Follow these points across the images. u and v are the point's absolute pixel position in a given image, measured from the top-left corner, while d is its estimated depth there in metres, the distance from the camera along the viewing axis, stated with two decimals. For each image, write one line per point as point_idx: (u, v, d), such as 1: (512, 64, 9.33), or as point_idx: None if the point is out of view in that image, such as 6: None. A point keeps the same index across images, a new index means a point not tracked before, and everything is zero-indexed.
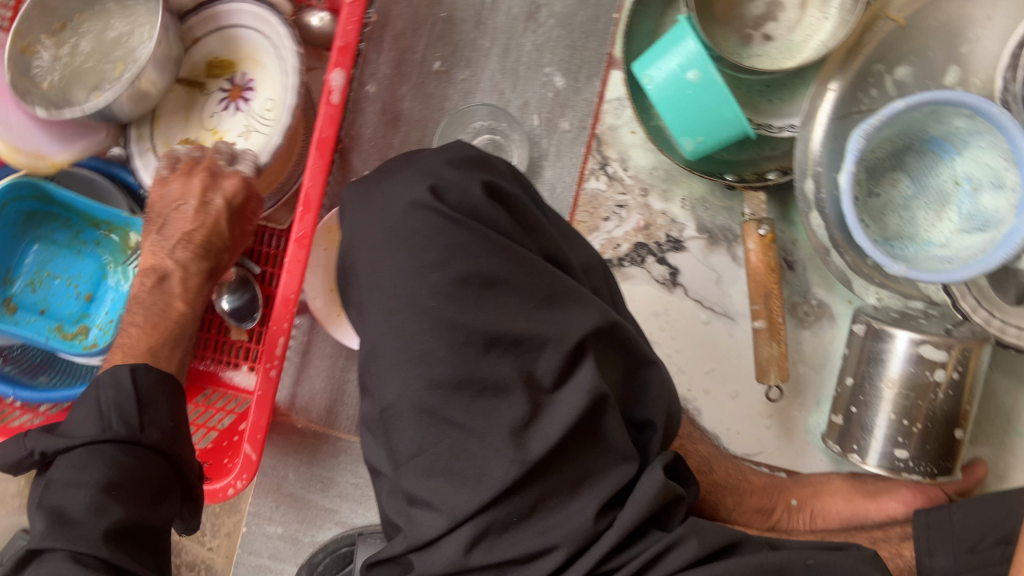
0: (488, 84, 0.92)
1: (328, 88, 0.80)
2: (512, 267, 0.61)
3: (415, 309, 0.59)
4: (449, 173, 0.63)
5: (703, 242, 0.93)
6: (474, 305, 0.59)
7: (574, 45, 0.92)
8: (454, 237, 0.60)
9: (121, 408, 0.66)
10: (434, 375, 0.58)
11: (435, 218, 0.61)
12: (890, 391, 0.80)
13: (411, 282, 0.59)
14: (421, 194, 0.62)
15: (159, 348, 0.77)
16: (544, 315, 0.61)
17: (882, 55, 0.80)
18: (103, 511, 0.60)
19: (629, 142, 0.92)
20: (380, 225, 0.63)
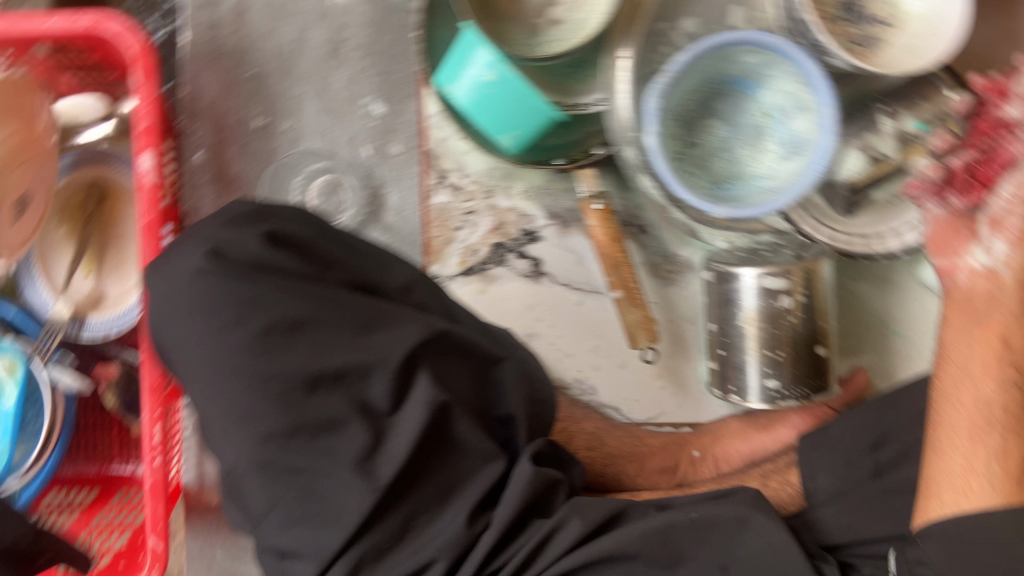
0: (312, 128, 0.93)
1: (139, 172, 0.82)
2: (320, 305, 0.63)
3: (230, 370, 0.59)
4: (232, 232, 0.64)
5: (556, 228, 0.95)
6: (286, 351, 0.60)
7: (383, 71, 0.93)
8: (255, 290, 0.61)
9: None
10: (263, 429, 0.58)
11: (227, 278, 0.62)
12: (749, 328, 0.83)
13: (218, 345, 0.60)
14: (202, 260, 0.62)
15: None
16: (364, 342, 0.63)
17: (664, 13, 0.83)
18: None
19: (460, 150, 0.94)
20: (174, 298, 0.62)
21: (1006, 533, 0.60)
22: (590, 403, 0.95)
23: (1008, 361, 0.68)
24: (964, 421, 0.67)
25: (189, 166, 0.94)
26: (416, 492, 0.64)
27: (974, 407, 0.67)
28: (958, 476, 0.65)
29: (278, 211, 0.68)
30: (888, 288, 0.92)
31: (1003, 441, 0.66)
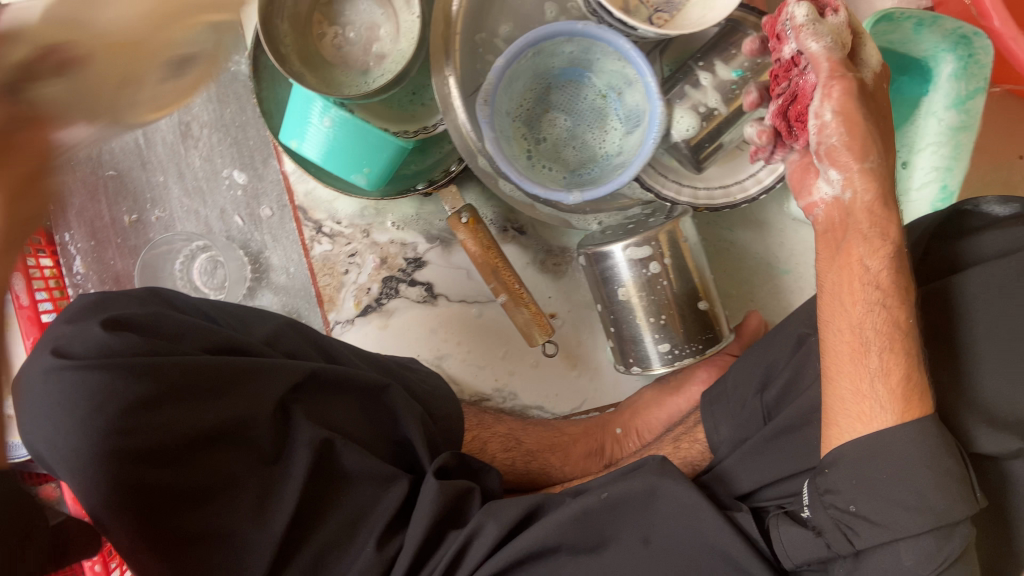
0: (182, 211, 0.96)
1: (14, 294, 0.85)
2: (174, 379, 0.60)
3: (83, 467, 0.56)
4: (69, 329, 0.62)
5: (438, 250, 0.97)
6: (143, 433, 0.58)
7: (236, 141, 0.96)
8: (101, 379, 0.58)
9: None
10: (143, 515, 0.58)
11: (74, 370, 0.59)
12: (630, 298, 0.84)
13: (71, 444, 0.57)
14: (47, 362, 0.60)
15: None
16: (230, 403, 0.62)
17: (478, 25, 0.86)
18: None
19: (329, 198, 0.96)
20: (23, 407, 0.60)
21: (902, 456, 0.56)
22: (513, 408, 0.96)
23: (871, 285, 0.60)
24: (844, 348, 0.61)
25: (73, 275, 0.96)
26: (321, 529, 0.66)
27: (850, 329, 0.61)
28: (850, 402, 0.60)
29: (114, 296, 0.67)
30: (763, 230, 0.95)
31: (881, 361, 0.59)
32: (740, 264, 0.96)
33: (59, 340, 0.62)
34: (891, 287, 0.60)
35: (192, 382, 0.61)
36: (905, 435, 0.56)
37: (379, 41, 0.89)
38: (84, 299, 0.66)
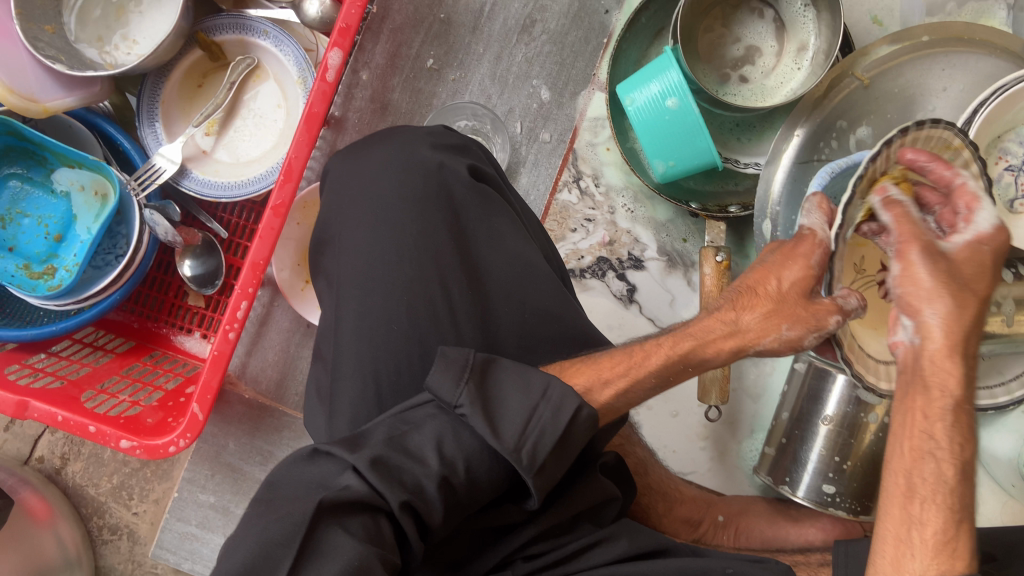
0: (477, 87, 0.96)
1: (324, 66, 0.82)
2: (500, 265, 0.64)
3: (386, 287, 0.60)
4: (427, 153, 0.63)
5: (661, 264, 0.97)
6: (459, 297, 0.61)
7: (562, 62, 0.96)
8: (427, 226, 0.61)
9: (546, 437, 0.55)
10: (403, 350, 0.60)
11: (426, 197, 0.62)
12: (825, 427, 0.86)
13: (391, 266, 0.60)
14: (415, 167, 0.63)
15: (381, 277, 0.61)
16: (522, 311, 0.64)
17: (844, 111, 0.86)
18: (470, 468, 0.55)
19: (603, 160, 0.96)
20: (365, 193, 0.63)
21: None
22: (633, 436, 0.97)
23: (933, 431, 0.53)
24: (893, 490, 0.54)
25: (352, 78, 0.96)
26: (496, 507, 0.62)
27: (902, 475, 0.54)
28: (888, 547, 0.53)
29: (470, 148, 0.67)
30: None
31: (925, 510, 0.52)
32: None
33: (426, 162, 0.63)
34: (949, 444, 0.53)
35: (507, 278, 0.63)
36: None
37: (750, 66, 0.90)
38: (448, 130, 0.67)
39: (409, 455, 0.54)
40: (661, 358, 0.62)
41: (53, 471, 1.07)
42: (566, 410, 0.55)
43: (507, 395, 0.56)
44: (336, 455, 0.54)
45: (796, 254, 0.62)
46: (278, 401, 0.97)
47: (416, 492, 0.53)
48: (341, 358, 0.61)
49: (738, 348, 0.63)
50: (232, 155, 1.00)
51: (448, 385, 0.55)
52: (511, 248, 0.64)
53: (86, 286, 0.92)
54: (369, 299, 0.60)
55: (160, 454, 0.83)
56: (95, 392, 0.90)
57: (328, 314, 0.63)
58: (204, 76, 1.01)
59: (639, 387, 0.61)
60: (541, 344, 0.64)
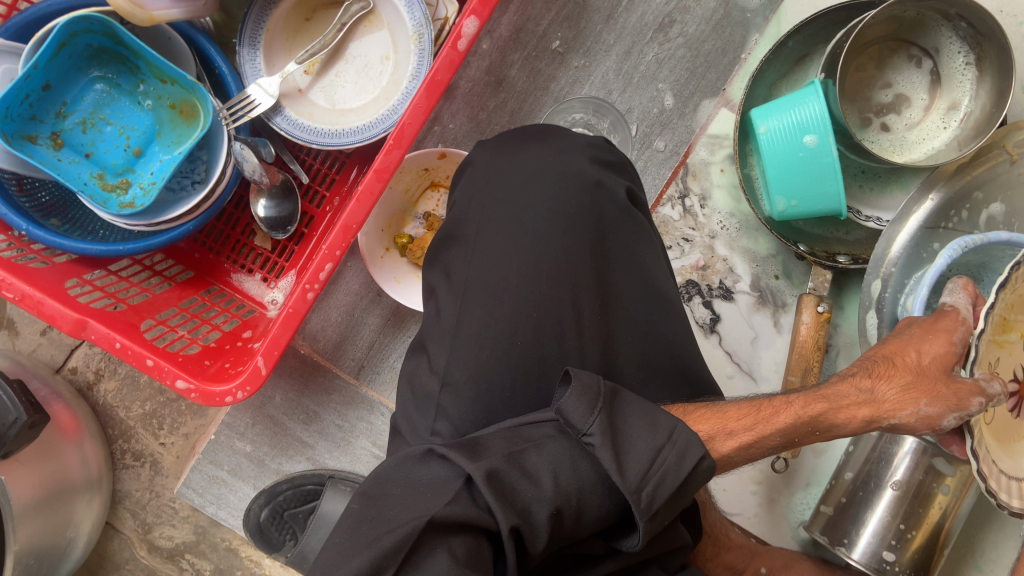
0: (599, 80, 0.91)
1: (458, 33, 0.78)
2: (634, 294, 0.64)
3: (519, 300, 0.60)
4: (582, 165, 0.63)
5: (751, 299, 0.93)
6: (590, 321, 0.61)
7: (693, 71, 0.91)
8: (573, 245, 0.61)
9: (667, 482, 0.55)
10: (526, 366, 0.60)
11: (575, 213, 0.61)
12: (892, 491, 0.83)
13: (527, 279, 0.60)
14: (569, 180, 0.62)
15: (515, 288, 0.60)
16: (642, 342, 0.64)
17: (984, 183, 0.80)
18: (582, 498, 0.55)
19: (715, 181, 0.92)
20: (512, 197, 0.62)
21: None
22: None
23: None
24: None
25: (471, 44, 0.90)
26: (584, 540, 0.61)
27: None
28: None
29: (621, 163, 0.66)
30: None
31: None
32: (969, 560, 0.88)
33: (584, 176, 0.62)
34: None
35: (635, 307, 0.64)
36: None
37: (895, 115, 0.85)
38: (598, 140, 0.65)
39: (524, 477, 0.54)
40: (791, 417, 0.62)
41: (85, 385, 1.03)
42: (689, 457, 0.56)
43: (633, 432, 0.57)
44: (456, 460, 0.54)
45: (938, 328, 0.65)
46: (334, 363, 0.94)
47: (524, 514, 0.53)
48: (454, 362, 0.61)
49: (872, 418, 0.63)
50: (330, 100, 0.95)
51: (582, 413, 0.57)
52: (647, 278, 0.64)
53: (160, 210, 0.87)
54: (500, 310, 0.60)
55: (214, 402, 0.80)
56: (155, 323, 0.86)
57: (447, 315, 0.62)
58: (314, 10, 0.96)
59: (762, 444, 0.61)
60: (656, 378, 0.64)
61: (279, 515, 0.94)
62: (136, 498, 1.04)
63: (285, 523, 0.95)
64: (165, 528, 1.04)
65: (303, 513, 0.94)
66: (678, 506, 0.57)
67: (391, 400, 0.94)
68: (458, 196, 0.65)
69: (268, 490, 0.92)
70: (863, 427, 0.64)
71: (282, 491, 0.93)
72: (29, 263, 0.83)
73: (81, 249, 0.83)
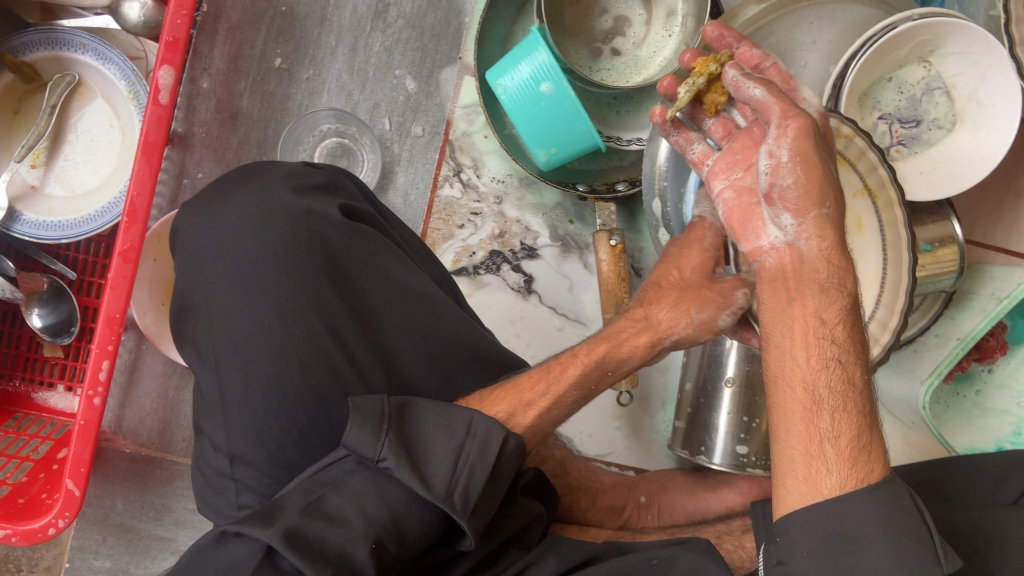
0: (335, 84, 0.90)
1: (157, 86, 0.75)
2: (393, 302, 0.61)
3: (271, 351, 0.57)
4: (283, 195, 0.60)
5: (555, 250, 0.93)
6: (354, 345, 0.59)
7: (424, 48, 0.90)
8: (305, 277, 0.58)
9: (478, 476, 0.53)
10: (305, 413, 0.57)
11: (295, 245, 0.59)
12: (729, 390, 0.85)
13: (271, 328, 0.57)
14: (277, 215, 0.60)
15: (262, 342, 0.57)
16: (421, 347, 0.61)
17: None
18: (399, 522, 0.52)
19: (482, 148, 0.91)
20: (226, 253, 0.59)
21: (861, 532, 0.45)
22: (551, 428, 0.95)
23: (830, 334, 0.50)
24: (794, 406, 0.49)
25: (192, 88, 0.89)
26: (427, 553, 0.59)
27: (802, 385, 0.49)
28: (797, 463, 0.48)
29: (330, 178, 0.64)
30: None
31: (835, 422, 0.48)
32: None
33: (292, 209, 0.60)
34: (847, 344, 0.49)
35: (400, 315, 0.61)
36: (863, 500, 0.46)
37: (621, 38, 0.86)
38: (294, 165, 0.64)
39: (329, 523, 0.50)
40: (579, 368, 0.63)
41: None
42: (493, 442, 0.55)
43: (429, 437, 0.55)
44: (252, 529, 0.50)
45: (691, 241, 0.66)
46: (165, 450, 0.90)
47: (339, 560, 0.49)
48: (232, 435, 0.57)
49: (653, 341, 0.64)
50: (67, 186, 0.88)
51: (367, 441, 0.53)
52: (398, 283, 0.62)
53: None
54: (255, 368, 0.57)
55: (37, 538, 0.76)
56: None
57: (211, 391, 0.59)
58: (17, 100, 0.88)
59: (562, 403, 0.61)
60: (451, 373, 0.62)
61: None
62: None
63: None
64: None
65: None
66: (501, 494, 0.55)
67: None
68: (178, 268, 0.62)
69: None
70: (650, 352, 0.65)
71: None
72: None
73: None
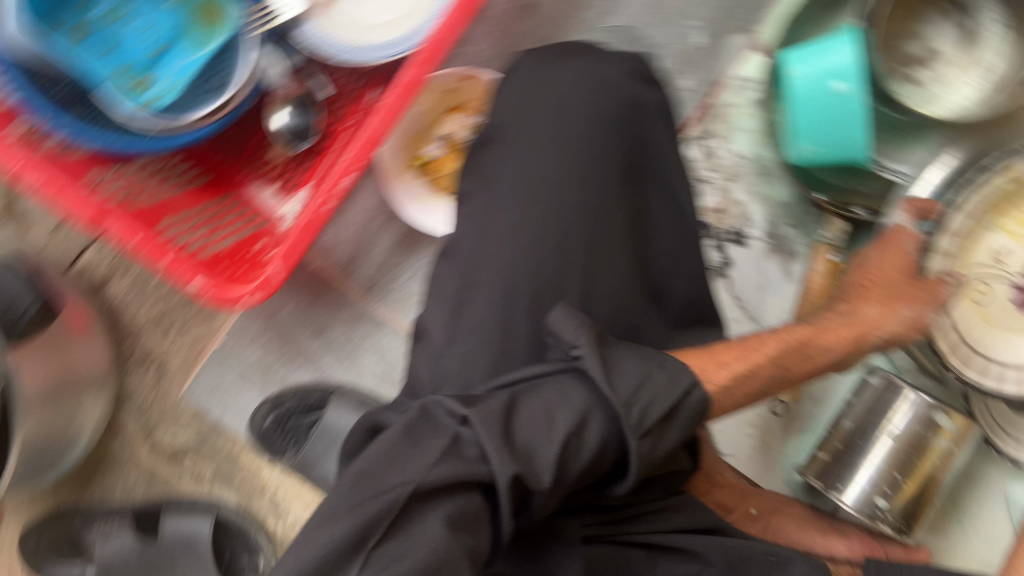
0: (633, 9, 0.91)
1: None
2: (657, 215, 0.69)
3: (558, 200, 0.64)
4: (621, 82, 0.69)
5: (765, 246, 0.93)
6: (621, 231, 0.66)
7: (727, 9, 0.91)
8: (609, 155, 0.66)
9: (659, 404, 0.53)
10: (562, 264, 0.63)
11: (612, 125, 0.67)
12: (890, 441, 0.86)
13: (567, 181, 0.64)
14: (610, 96, 0.67)
15: (553, 189, 0.64)
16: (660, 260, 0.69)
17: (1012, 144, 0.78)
18: (581, 430, 0.50)
19: (738, 124, 0.92)
20: (554, 106, 0.67)
21: None
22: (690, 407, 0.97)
23: None
24: None
25: None
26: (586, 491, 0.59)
27: None
28: None
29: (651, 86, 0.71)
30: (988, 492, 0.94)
31: None
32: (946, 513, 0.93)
33: (623, 95, 0.68)
34: None
35: (656, 227, 0.69)
36: None
37: (926, 69, 0.85)
38: (630, 59, 0.71)
39: (518, 419, 0.50)
40: (778, 345, 0.65)
41: (94, 285, 1.02)
42: (679, 382, 0.55)
43: (621, 357, 0.56)
44: (450, 408, 0.50)
45: (888, 241, 0.78)
46: (345, 278, 0.96)
47: (525, 456, 0.48)
48: (490, 256, 0.63)
49: (857, 334, 0.71)
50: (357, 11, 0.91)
51: (568, 328, 0.56)
52: (669, 202, 0.70)
53: (185, 108, 0.86)
54: (540, 209, 0.64)
55: (227, 303, 0.80)
56: (174, 221, 0.88)
57: (477, 211, 0.65)
58: None
59: (754, 374, 0.62)
60: (674, 295, 0.70)
61: (283, 422, 0.95)
62: (140, 401, 1.05)
63: (288, 433, 0.95)
64: (168, 428, 1.06)
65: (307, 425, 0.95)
66: (673, 435, 0.54)
67: (399, 319, 0.96)
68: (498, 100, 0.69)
69: (273, 400, 0.95)
70: (851, 344, 0.71)
71: (287, 404, 0.95)
72: (49, 151, 0.81)
73: (103, 142, 0.82)
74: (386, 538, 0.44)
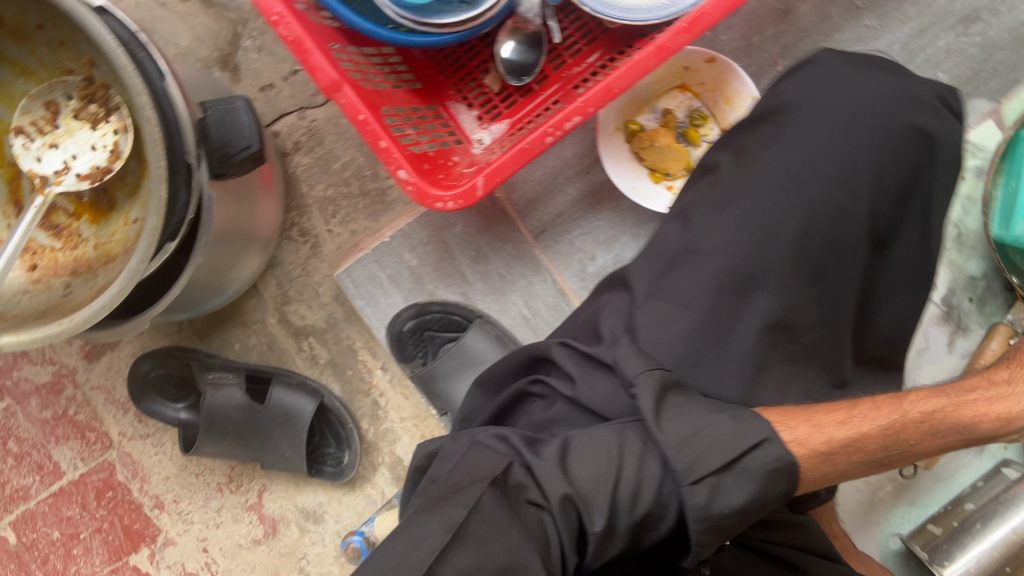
0: (885, 44, 0.93)
1: None
2: (895, 239, 0.77)
3: (820, 183, 0.72)
4: (922, 107, 0.76)
5: (936, 312, 0.93)
6: (859, 237, 0.73)
7: (977, 72, 0.93)
8: (879, 163, 0.74)
9: (713, 455, 0.59)
10: (801, 241, 0.72)
11: (898, 139, 0.74)
12: (1012, 534, 0.83)
13: (833, 171, 0.73)
14: (908, 117, 0.75)
15: (818, 173, 0.73)
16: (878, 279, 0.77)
17: None
18: (638, 467, 0.59)
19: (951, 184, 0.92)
20: (848, 106, 0.75)
21: None
22: None
23: None
24: None
25: None
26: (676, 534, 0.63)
27: None
28: None
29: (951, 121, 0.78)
30: None
31: None
32: None
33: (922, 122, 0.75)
34: None
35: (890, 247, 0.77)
36: None
37: None
38: (942, 88, 0.78)
39: (577, 455, 0.60)
40: (892, 416, 0.65)
41: (282, 151, 1.07)
42: (748, 433, 0.60)
43: (687, 409, 0.62)
44: (513, 442, 0.62)
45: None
46: (521, 217, 0.98)
47: (578, 486, 0.57)
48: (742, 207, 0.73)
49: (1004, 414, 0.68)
50: None
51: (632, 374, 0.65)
52: (917, 229, 0.77)
53: (431, 14, 0.88)
54: (799, 187, 0.73)
55: (426, 201, 0.83)
56: (392, 113, 0.90)
57: (746, 167, 0.75)
58: None
59: (861, 442, 0.63)
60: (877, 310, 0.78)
61: (420, 331, 0.98)
62: (287, 270, 1.09)
63: (422, 343, 0.99)
64: (301, 306, 1.10)
65: (443, 340, 0.99)
66: (746, 484, 0.58)
67: (558, 271, 0.98)
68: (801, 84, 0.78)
69: (420, 307, 0.97)
70: (994, 427, 0.68)
71: (433, 313, 0.98)
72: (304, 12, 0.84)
73: (352, 20, 0.84)
74: (466, 523, 0.54)
